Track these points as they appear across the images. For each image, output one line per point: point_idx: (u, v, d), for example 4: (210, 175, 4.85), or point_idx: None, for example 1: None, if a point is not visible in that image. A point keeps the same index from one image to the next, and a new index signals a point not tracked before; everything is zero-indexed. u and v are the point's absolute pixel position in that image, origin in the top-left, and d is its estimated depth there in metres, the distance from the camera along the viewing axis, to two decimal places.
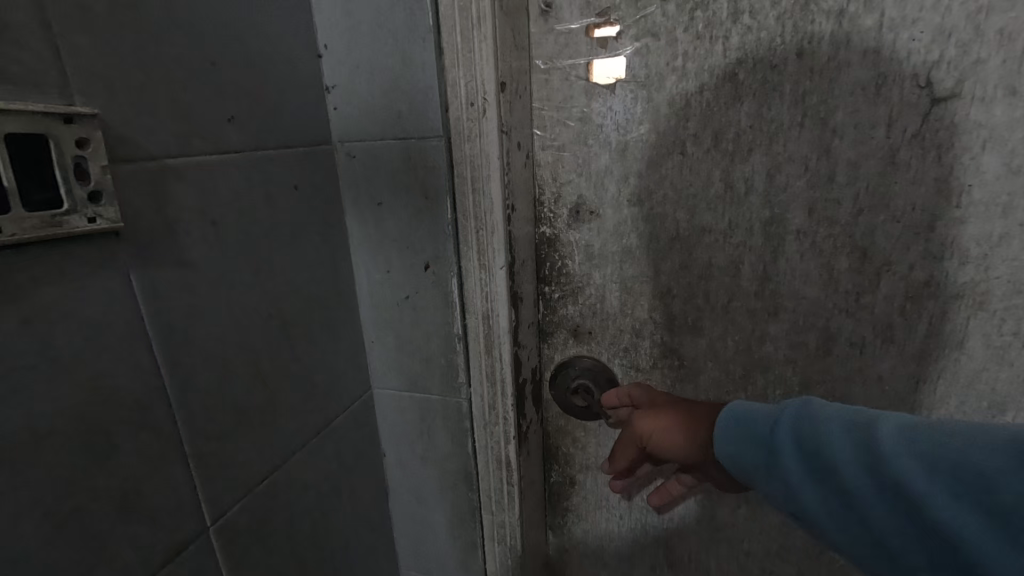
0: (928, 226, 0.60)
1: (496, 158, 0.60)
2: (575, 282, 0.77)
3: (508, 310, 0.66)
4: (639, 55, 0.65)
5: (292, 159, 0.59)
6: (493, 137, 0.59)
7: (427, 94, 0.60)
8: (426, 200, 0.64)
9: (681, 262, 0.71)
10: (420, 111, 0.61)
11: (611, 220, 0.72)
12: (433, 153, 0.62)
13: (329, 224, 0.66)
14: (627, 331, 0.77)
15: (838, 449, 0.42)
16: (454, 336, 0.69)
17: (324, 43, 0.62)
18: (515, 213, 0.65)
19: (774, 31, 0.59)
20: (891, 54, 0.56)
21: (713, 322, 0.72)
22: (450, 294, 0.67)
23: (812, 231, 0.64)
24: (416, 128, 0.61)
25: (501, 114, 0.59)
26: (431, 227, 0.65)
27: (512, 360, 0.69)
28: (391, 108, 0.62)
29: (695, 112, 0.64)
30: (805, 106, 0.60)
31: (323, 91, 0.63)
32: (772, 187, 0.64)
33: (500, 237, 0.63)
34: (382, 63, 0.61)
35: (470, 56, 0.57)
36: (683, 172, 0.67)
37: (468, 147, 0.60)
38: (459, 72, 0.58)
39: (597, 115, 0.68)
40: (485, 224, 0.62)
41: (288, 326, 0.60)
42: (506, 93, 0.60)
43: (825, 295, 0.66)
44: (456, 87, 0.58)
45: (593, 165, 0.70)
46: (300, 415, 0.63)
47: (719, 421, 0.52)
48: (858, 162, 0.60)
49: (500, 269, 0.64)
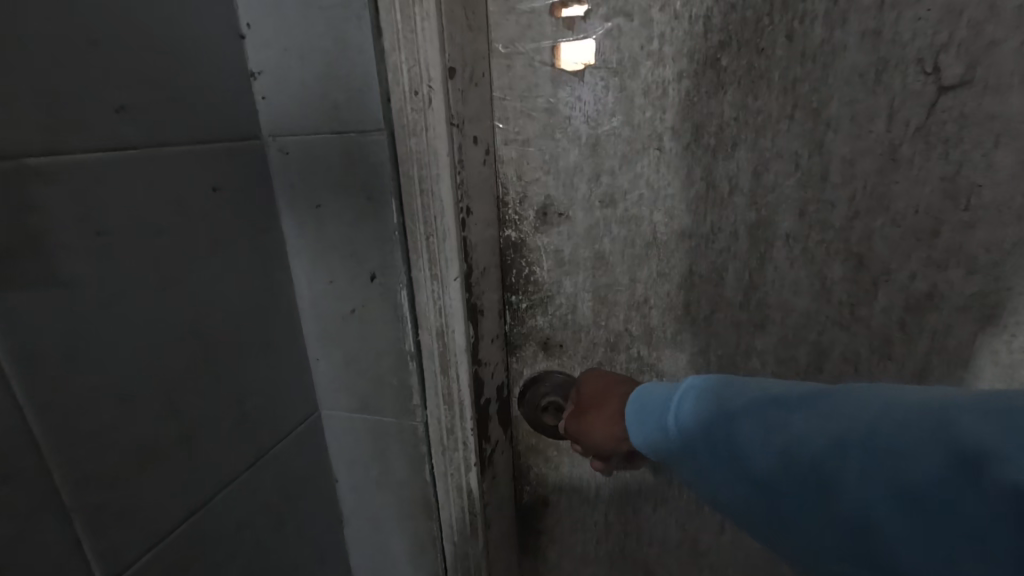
0: (932, 231, 0.53)
1: (447, 156, 0.53)
2: (544, 291, 0.70)
3: (465, 325, 0.59)
4: (611, 37, 0.57)
5: (210, 156, 0.51)
6: (443, 132, 0.52)
7: (363, 81, 0.52)
8: (369, 201, 0.56)
9: (658, 270, 0.64)
10: (358, 100, 0.53)
11: (582, 223, 0.65)
12: (376, 150, 0.54)
13: (261, 229, 0.58)
14: (601, 344, 0.70)
15: (755, 426, 0.41)
16: (406, 354, 0.62)
17: (248, 22, 0.54)
18: (471, 216, 0.58)
19: (760, 9, 0.52)
20: (893, 36, 0.49)
21: (694, 335, 0.65)
22: (399, 307, 0.60)
23: (803, 236, 0.57)
24: (354, 119, 0.53)
25: (450, 105, 0.52)
26: (377, 232, 0.57)
27: (473, 381, 0.62)
28: (325, 98, 0.54)
29: (674, 102, 0.57)
30: (796, 95, 0.53)
31: (249, 77, 0.55)
32: (759, 187, 0.57)
33: (454, 244, 0.56)
34: (312, 45, 0.52)
35: (411, 37, 0.49)
36: (660, 171, 0.60)
37: (414, 143, 0.52)
38: (399, 55, 0.50)
39: (564, 105, 0.61)
40: (438, 229, 0.55)
41: (208, 347, 0.53)
42: (457, 80, 0.52)
43: (816, 307, 0.59)
44: (396, 73, 0.51)
45: (561, 162, 0.63)
46: (227, 445, 0.56)
47: (630, 402, 0.53)
48: (855, 159, 0.53)
49: (456, 280, 0.57)
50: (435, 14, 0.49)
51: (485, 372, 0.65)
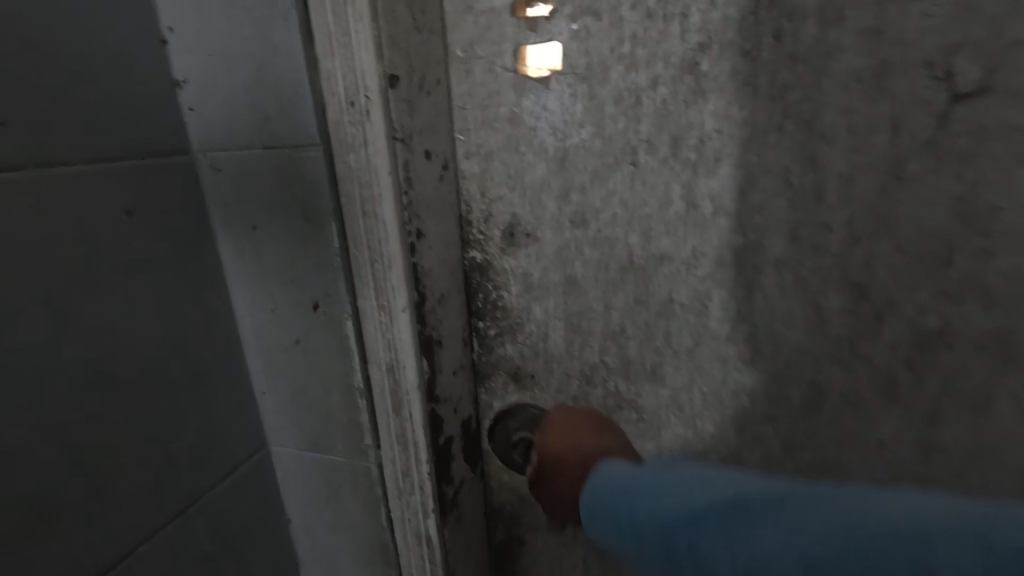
0: (943, 259, 0.46)
1: (390, 174, 0.47)
2: (514, 318, 0.64)
3: (417, 361, 0.53)
4: (577, 39, 0.51)
5: (119, 174, 0.46)
6: (384, 148, 0.46)
7: (293, 90, 0.47)
8: (308, 223, 0.51)
9: (636, 297, 0.57)
10: (289, 111, 0.47)
11: (552, 245, 0.59)
12: (312, 166, 0.48)
13: (192, 252, 0.53)
14: (576, 376, 0.63)
15: (713, 545, 0.31)
16: (355, 390, 0.56)
17: (169, 25, 0.49)
18: (427, 239, 0.52)
19: (743, 6, 0.45)
20: (896, 35, 0.42)
21: (677, 369, 0.59)
22: (346, 339, 0.54)
23: (796, 263, 0.50)
24: (287, 132, 0.48)
25: (394, 118, 0.46)
26: (318, 257, 0.52)
27: (430, 421, 0.56)
28: (255, 109, 0.48)
29: (648, 112, 0.51)
30: (786, 104, 0.46)
31: (173, 86, 0.50)
32: (745, 207, 0.50)
33: (401, 271, 0.50)
34: (237, 50, 0.47)
35: (343, 41, 0.44)
36: (635, 188, 0.53)
37: (352, 159, 0.47)
38: (331, 61, 0.45)
39: (528, 115, 0.55)
40: (382, 255, 0.49)
41: (118, 388, 0.47)
42: (401, 88, 0.46)
43: (811, 341, 0.52)
44: (331, 81, 0.45)
45: (527, 177, 0.57)
46: (150, 494, 0.51)
47: (589, 489, 0.39)
48: (854, 176, 0.46)
49: (405, 311, 0.51)
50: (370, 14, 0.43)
51: (447, 409, 0.59)
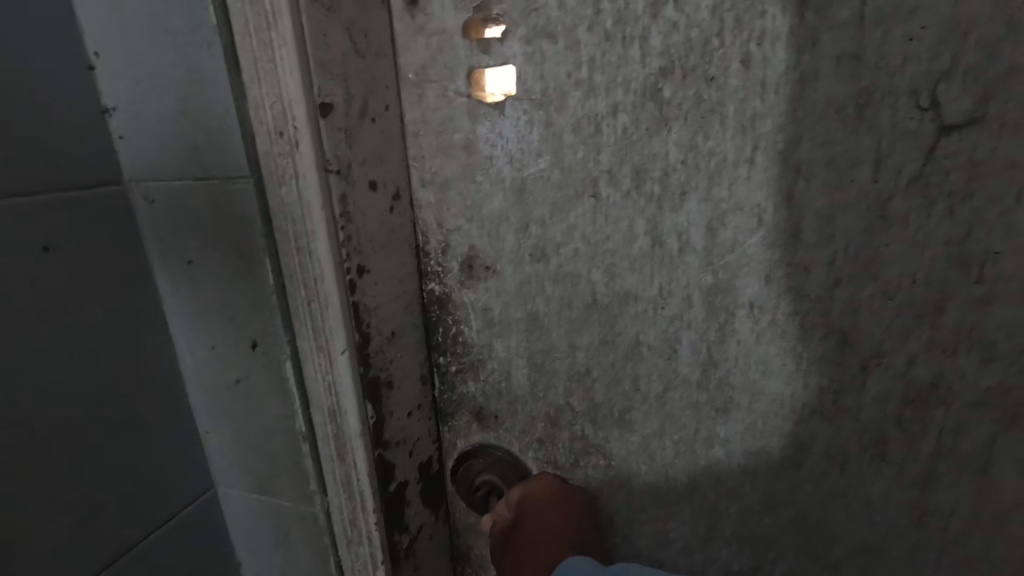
0: (935, 307, 0.41)
1: (322, 209, 0.44)
2: (474, 354, 0.60)
3: (359, 406, 0.50)
4: (532, 63, 0.47)
5: (31, 212, 0.44)
6: (316, 180, 0.43)
7: (219, 118, 0.45)
8: (243, 259, 0.49)
9: (602, 337, 0.53)
10: (215, 141, 0.46)
11: (511, 279, 0.55)
12: (242, 199, 0.47)
13: (121, 289, 0.51)
14: (541, 419, 0.59)
15: None
16: (298, 433, 0.54)
17: (95, 49, 0.47)
18: (370, 276, 0.49)
19: (707, 29, 0.41)
20: (877, 60, 0.37)
21: (646, 416, 0.54)
22: (286, 380, 0.52)
23: (771, 306, 0.46)
24: (215, 163, 0.46)
25: (327, 147, 0.43)
26: (254, 294, 0.50)
27: (377, 468, 0.52)
28: (186, 140, 0.47)
29: (609, 141, 0.46)
30: (756, 135, 0.42)
31: (104, 112, 0.49)
32: (715, 244, 0.46)
33: (338, 312, 0.47)
34: (166, 78, 0.46)
35: (269, 68, 0.41)
36: (597, 223, 0.49)
37: (285, 193, 0.44)
38: (258, 88, 0.42)
39: (484, 142, 0.51)
40: (320, 293, 0.46)
41: (31, 438, 0.45)
42: (336, 117, 0.43)
43: (790, 393, 0.47)
44: (258, 109, 0.43)
45: (484, 209, 0.53)
46: (67, 549, 0.48)
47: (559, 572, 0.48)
48: (833, 215, 0.41)
49: (344, 353, 0.48)
50: (295, 38, 0.40)
51: (400, 454, 0.55)
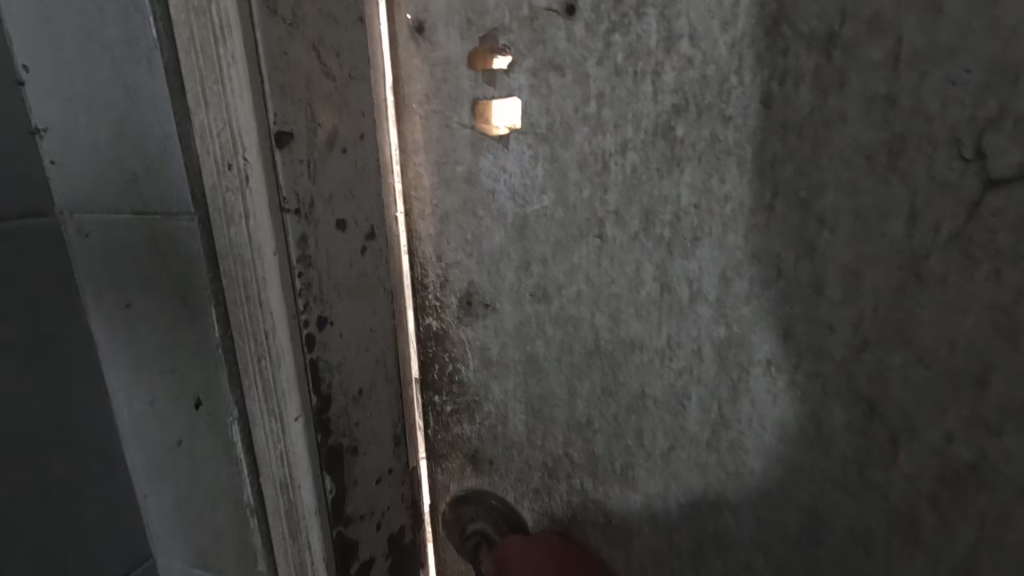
0: (978, 380, 0.36)
1: (275, 252, 0.43)
2: (471, 395, 0.57)
3: (314, 480, 0.48)
4: (538, 96, 0.45)
5: None
6: (270, 221, 0.42)
7: (164, 150, 0.44)
8: (186, 304, 0.48)
9: (604, 386, 0.49)
10: (156, 171, 0.45)
11: (510, 319, 0.52)
12: (184, 236, 0.46)
13: (46, 337, 0.50)
14: (537, 467, 0.55)
15: None
16: (244, 506, 0.52)
17: (24, 63, 0.47)
18: (331, 331, 0.47)
19: (725, 65, 0.38)
20: (913, 104, 0.34)
21: (650, 474, 0.50)
22: (233, 443, 0.51)
23: (790, 366, 0.41)
24: (156, 198, 0.46)
25: (282, 181, 0.42)
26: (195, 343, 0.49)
27: (333, 543, 0.51)
28: (124, 166, 0.46)
29: (617, 181, 0.44)
30: (775, 180, 0.38)
31: (33, 135, 0.49)
32: (728, 296, 0.42)
33: (291, 370, 0.45)
34: (101, 100, 0.45)
35: (216, 90, 0.41)
36: (602, 265, 0.46)
37: (234, 233, 0.43)
38: (203, 114, 0.42)
39: (486, 176, 0.49)
40: (272, 347, 0.45)
41: None
42: (296, 147, 0.42)
43: (810, 461, 0.43)
44: (205, 138, 0.42)
45: (484, 244, 0.51)
46: None
47: None
48: (861, 271, 0.37)
49: (297, 419, 0.47)
50: (247, 60, 0.39)
51: (365, 529, 0.54)
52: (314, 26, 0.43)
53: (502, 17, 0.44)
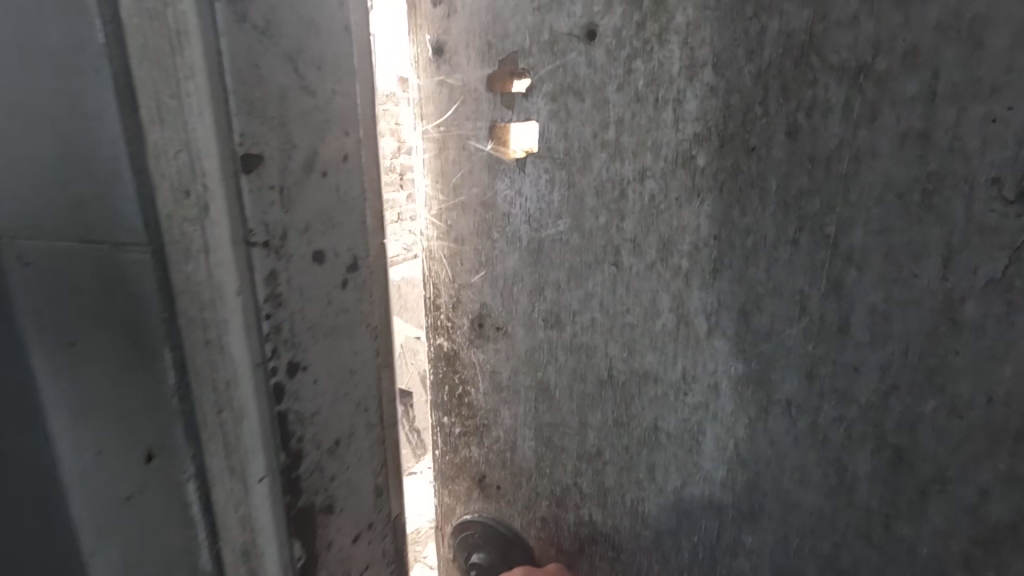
0: (1018, 435, 0.34)
1: (247, 337, 0.24)
2: (480, 418, 0.56)
3: None
4: (557, 120, 0.44)
5: None
6: (233, 257, 0.23)
7: (100, 178, 0.23)
8: (135, 349, 0.25)
9: (616, 418, 0.48)
10: (106, 182, 0.23)
11: (522, 343, 0.51)
12: (139, 284, 0.24)
13: None
14: (546, 496, 0.54)
15: None
16: None
17: None
18: (328, 461, 0.29)
19: (749, 94, 0.37)
20: (949, 141, 0.32)
21: (661, 511, 0.48)
22: None
23: (812, 408, 0.39)
24: (105, 235, 0.23)
25: (247, 214, 0.23)
26: (145, 405, 0.26)
27: None
28: (62, 174, 0.23)
29: (634, 208, 0.42)
30: (799, 214, 0.37)
31: None
32: (748, 332, 0.41)
33: (271, 523, 0.26)
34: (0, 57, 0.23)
35: (172, 105, 0.22)
36: (617, 293, 0.45)
37: (188, 268, 0.23)
38: (123, 121, 0.22)
39: (502, 200, 0.48)
40: (238, 433, 0.25)
41: None
42: (270, 170, 0.24)
43: (831, 509, 0.41)
44: (160, 158, 0.22)
45: (498, 267, 0.50)
46: None
47: None
48: (890, 313, 0.36)
49: None
50: (218, 66, 0.22)
51: None
52: (275, 68, 0.23)
53: (523, 41, 0.44)
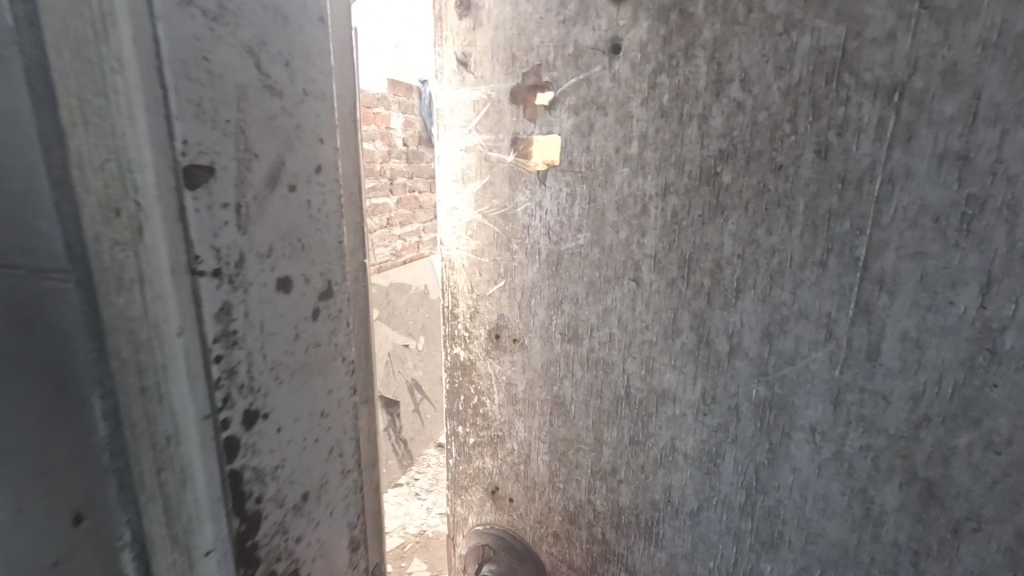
0: None
1: (194, 381, 0.21)
2: (495, 429, 0.55)
3: None
4: (579, 133, 0.44)
5: None
6: (176, 293, 0.20)
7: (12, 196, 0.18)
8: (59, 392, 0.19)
9: (632, 436, 0.47)
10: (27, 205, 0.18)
11: (539, 356, 0.50)
12: (56, 320, 0.19)
13: None
14: (559, 511, 0.53)
15: None
16: None
17: None
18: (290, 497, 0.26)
19: (778, 111, 0.36)
20: (991, 163, 0.30)
21: (677, 534, 0.47)
22: None
23: (837, 436, 0.38)
24: (11, 252, 0.18)
25: (191, 236, 0.20)
26: (74, 478, 0.20)
27: None
28: None
29: (656, 225, 0.42)
30: (828, 235, 0.36)
31: None
32: (771, 354, 0.39)
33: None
34: None
35: (98, 105, 0.18)
36: (637, 310, 0.44)
37: (119, 298, 0.19)
38: (40, 126, 0.18)
39: (522, 212, 0.48)
40: (183, 479, 0.21)
41: None
42: (218, 184, 0.21)
43: (855, 541, 0.39)
44: (83, 166, 0.18)
45: (517, 279, 0.50)
46: None
47: None
48: (924, 341, 0.34)
49: None
50: (158, 60, 0.18)
51: None
52: (227, 59, 0.20)
53: (547, 54, 0.44)
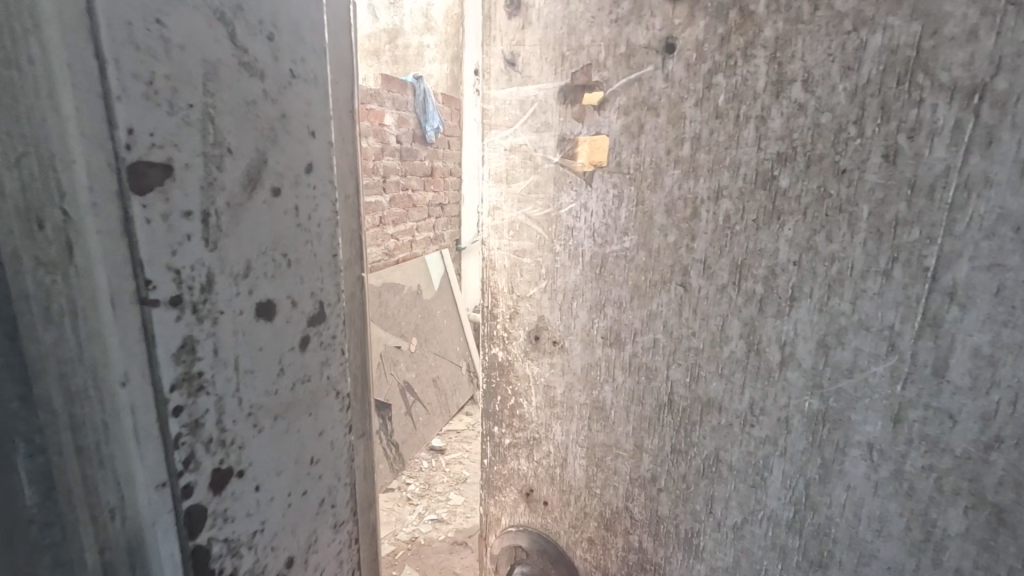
0: None
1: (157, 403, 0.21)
2: (531, 431, 0.55)
3: None
4: (629, 134, 0.43)
5: None
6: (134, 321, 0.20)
7: None
8: None
9: (674, 444, 0.46)
10: None
11: (579, 359, 0.50)
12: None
13: None
14: (594, 517, 0.53)
15: None
16: None
17: None
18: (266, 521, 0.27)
19: (844, 114, 0.34)
20: None
21: (718, 546, 0.46)
22: None
23: (896, 454, 0.36)
24: None
25: (139, 253, 0.20)
26: None
27: None
28: None
29: (707, 229, 0.41)
30: (894, 244, 0.34)
31: None
32: (827, 365, 0.38)
33: None
34: None
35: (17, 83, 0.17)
36: (683, 316, 0.43)
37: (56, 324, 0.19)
38: None
39: (567, 213, 0.47)
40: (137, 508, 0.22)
41: None
42: (173, 190, 0.20)
43: (913, 565, 0.37)
44: None
45: (559, 281, 0.49)
46: None
47: None
48: (998, 358, 0.32)
49: None
50: (88, 25, 0.17)
51: None
52: (187, 25, 0.20)
53: (598, 54, 0.43)
